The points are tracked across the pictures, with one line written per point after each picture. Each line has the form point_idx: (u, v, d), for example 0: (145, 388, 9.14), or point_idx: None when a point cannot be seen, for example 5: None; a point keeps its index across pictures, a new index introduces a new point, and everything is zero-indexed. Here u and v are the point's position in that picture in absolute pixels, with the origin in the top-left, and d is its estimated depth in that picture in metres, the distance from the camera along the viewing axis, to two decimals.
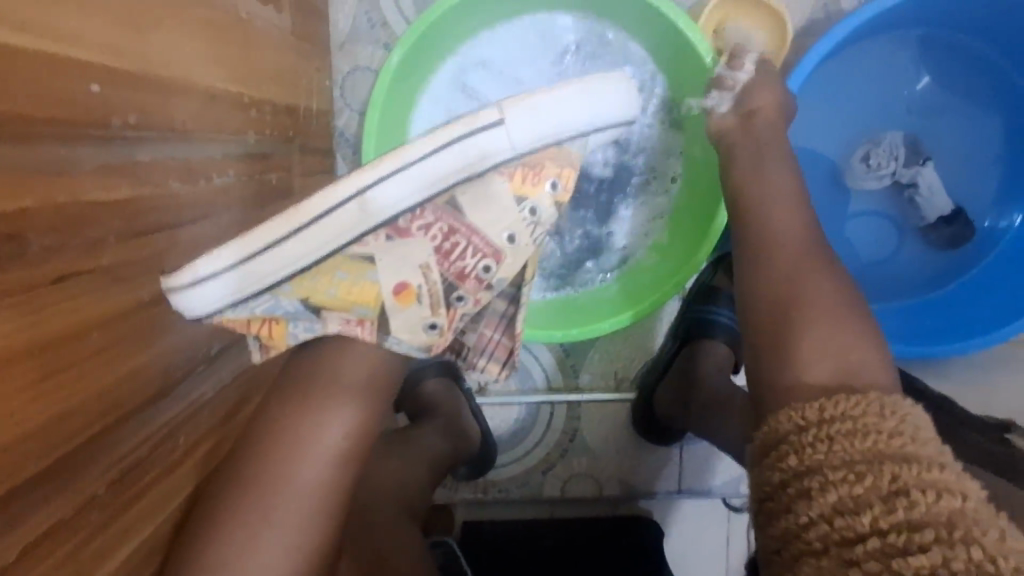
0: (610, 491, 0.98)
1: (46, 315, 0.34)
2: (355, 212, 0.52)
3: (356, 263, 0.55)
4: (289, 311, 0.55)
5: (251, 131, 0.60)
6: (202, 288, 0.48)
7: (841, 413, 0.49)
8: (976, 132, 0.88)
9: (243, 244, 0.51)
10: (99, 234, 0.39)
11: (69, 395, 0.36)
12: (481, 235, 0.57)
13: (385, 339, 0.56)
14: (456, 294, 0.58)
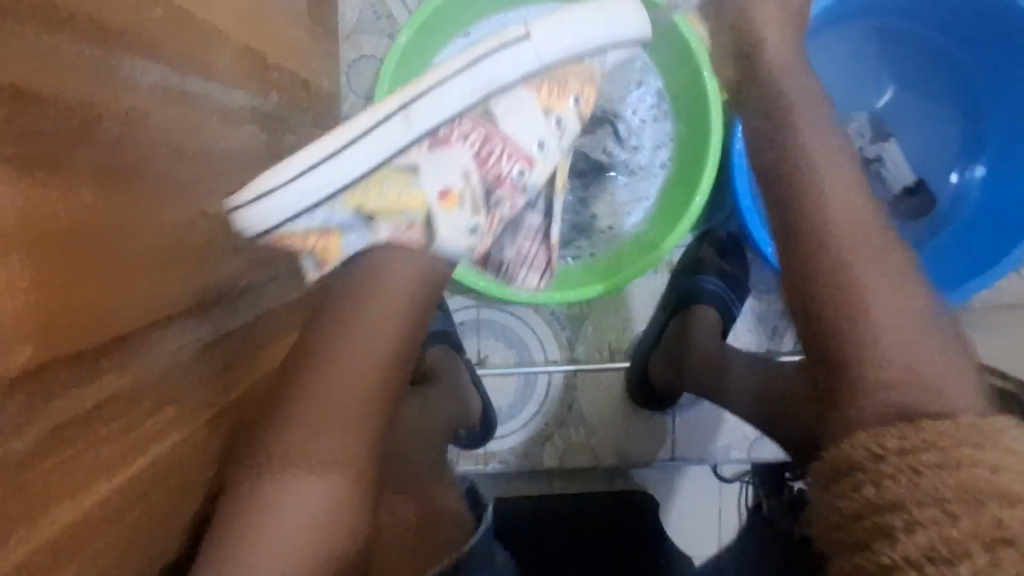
0: (607, 461, 0.99)
1: (76, 210, 0.34)
2: (401, 129, 0.57)
3: (401, 173, 0.59)
4: (342, 223, 0.59)
5: (264, 91, 0.62)
6: (268, 198, 0.54)
7: (928, 445, 0.46)
8: (927, 104, 0.89)
9: (298, 161, 0.56)
10: (128, 147, 0.39)
11: (97, 298, 0.37)
12: (513, 142, 0.62)
13: (431, 244, 0.60)
14: (495, 197, 0.63)
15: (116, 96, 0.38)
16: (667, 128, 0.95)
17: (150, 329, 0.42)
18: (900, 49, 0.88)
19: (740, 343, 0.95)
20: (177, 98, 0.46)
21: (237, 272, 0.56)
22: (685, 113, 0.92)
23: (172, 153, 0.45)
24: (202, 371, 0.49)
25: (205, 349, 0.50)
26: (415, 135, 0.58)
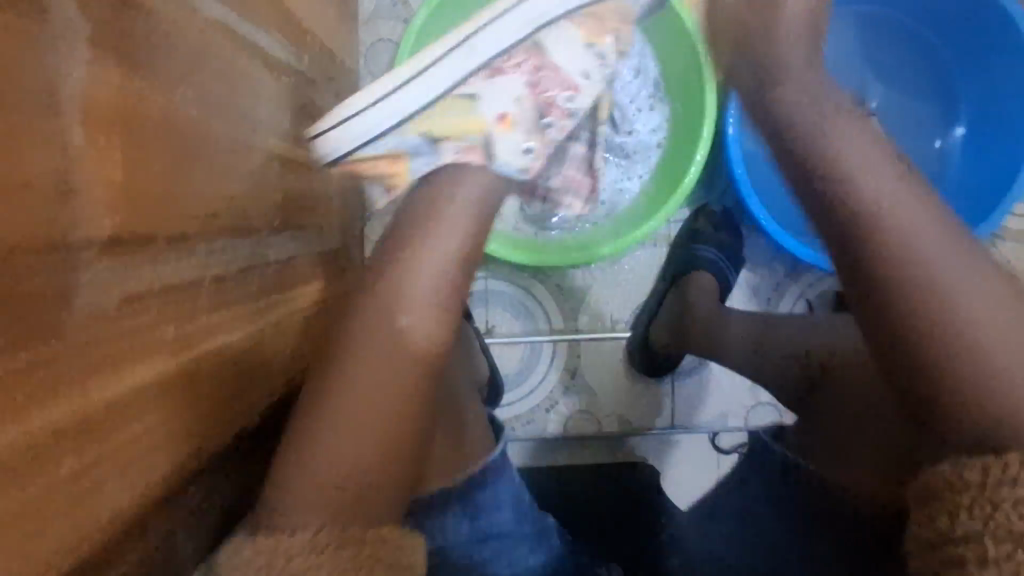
0: (609, 428, 1.03)
1: (119, 119, 0.36)
2: (461, 60, 0.64)
3: (463, 101, 0.68)
4: (414, 147, 0.68)
5: (290, 52, 0.65)
6: (344, 126, 0.64)
7: (1015, 478, 0.42)
8: (905, 83, 1.01)
9: (372, 91, 0.64)
10: (166, 72, 0.41)
11: (138, 207, 0.38)
12: (558, 73, 0.75)
13: (493, 161, 0.68)
14: (546, 120, 0.75)
15: (164, 26, 0.41)
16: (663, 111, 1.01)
17: (201, 236, 0.46)
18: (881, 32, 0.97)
19: (738, 302, 1.01)
20: (211, 41, 0.48)
21: (270, 212, 0.60)
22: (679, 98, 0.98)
23: (218, 84, 0.49)
24: (243, 292, 0.53)
25: (244, 272, 0.53)
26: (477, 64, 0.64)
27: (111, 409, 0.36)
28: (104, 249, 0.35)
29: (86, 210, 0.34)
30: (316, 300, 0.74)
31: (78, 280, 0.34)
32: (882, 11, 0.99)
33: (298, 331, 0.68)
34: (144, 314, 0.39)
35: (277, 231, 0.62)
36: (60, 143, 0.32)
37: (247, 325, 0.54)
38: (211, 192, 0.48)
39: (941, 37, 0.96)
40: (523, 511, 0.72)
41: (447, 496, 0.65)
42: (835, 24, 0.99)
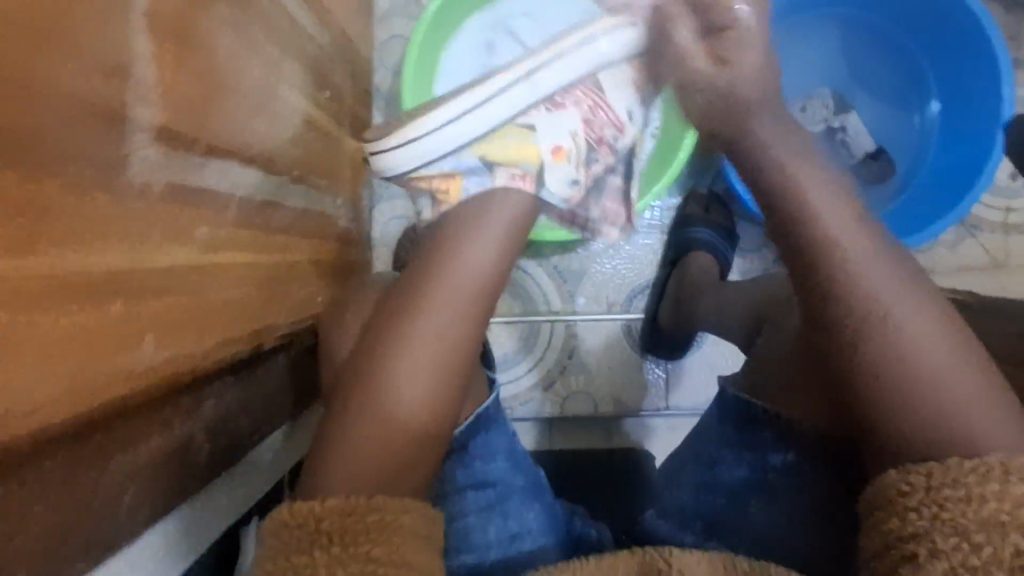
0: (605, 409, 1.06)
1: (153, 48, 0.40)
2: (520, 92, 0.60)
3: (521, 131, 0.62)
4: (465, 167, 0.63)
5: (309, 28, 0.69)
6: (411, 145, 0.60)
7: (954, 480, 0.42)
8: (881, 75, 1.00)
9: (439, 113, 0.59)
10: (195, 19, 0.45)
11: (168, 131, 0.42)
12: (612, 110, 0.66)
13: (541, 190, 0.65)
14: (591, 155, 0.67)
15: None
16: None
17: (232, 158, 0.52)
18: (855, 37, 0.99)
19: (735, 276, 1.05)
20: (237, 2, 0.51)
21: (291, 162, 0.66)
22: None
23: (255, 30, 0.55)
24: (263, 223, 0.58)
25: (264, 206, 0.59)
26: (536, 98, 0.60)
27: (164, 279, 0.41)
28: (136, 159, 0.38)
29: (147, 96, 0.39)
30: (328, 258, 0.78)
31: (139, 154, 0.39)
32: (854, 12, 0.97)
33: (313, 279, 0.72)
34: (184, 207, 0.44)
35: (297, 180, 0.68)
36: (133, 31, 0.38)
37: (266, 252, 0.59)
38: (244, 124, 0.54)
39: (905, 32, 0.96)
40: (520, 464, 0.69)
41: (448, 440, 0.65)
42: (812, 24, 0.99)
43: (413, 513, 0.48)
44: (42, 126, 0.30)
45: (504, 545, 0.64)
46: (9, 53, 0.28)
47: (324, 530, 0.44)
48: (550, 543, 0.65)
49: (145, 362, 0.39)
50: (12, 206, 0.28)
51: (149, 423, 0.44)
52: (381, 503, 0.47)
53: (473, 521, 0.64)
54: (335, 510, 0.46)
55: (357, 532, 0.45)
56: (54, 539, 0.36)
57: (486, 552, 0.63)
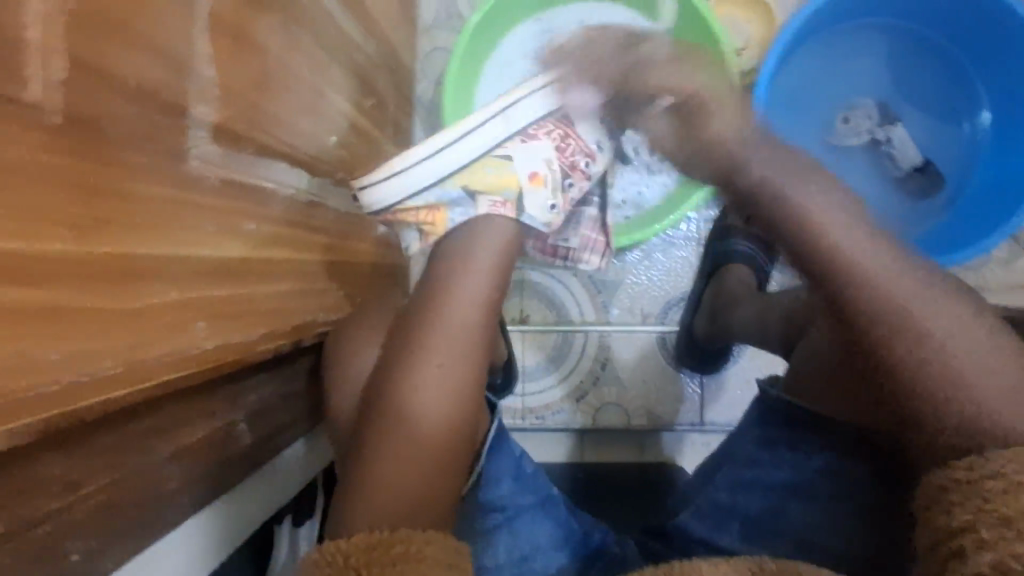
0: (637, 422, 1.05)
1: (213, 49, 0.42)
2: (498, 123, 0.63)
3: (498, 161, 0.64)
4: (449, 198, 0.64)
5: (356, 38, 0.72)
6: (397, 178, 0.62)
7: (998, 472, 0.42)
8: (930, 85, 0.97)
9: (423, 148, 0.61)
10: (252, 24, 0.47)
11: (222, 128, 0.43)
12: (581, 138, 0.69)
13: (522, 215, 0.66)
14: (568, 181, 0.69)
15: None
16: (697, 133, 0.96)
17: (281, 157, 0.54)
18: (900, 46, 0.97)
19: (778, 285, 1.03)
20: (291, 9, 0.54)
21: (336, 165, 0.68)
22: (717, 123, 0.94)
23: (305, 37, 0.57)
24: (308, 221, 0.60)
25: (309, 205, 0.61)
26: (513, 129, 0.63)
27: (214, 267, 0.43)
28: (192, 153, 0.40)
29: (205, 93, 0.41)
30: (368, 261, 0.80)
31: (196, 147, 0.41)
32: (899, 21, 0.95)
33: (352, 279, 0.74)
34: (235, 202, 0.46)
35: (340, 183, 0.70)
36: (195, 30, 0.40)
37: (309, 250, 0.61)
38: (292, 125, 0.56)
39: (956, 42, 0.93)
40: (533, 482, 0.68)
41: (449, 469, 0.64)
42: (856, 34, 0.96)
43: (436, 544, 0.47)
44: (111, 115, 0.32)
45: (515, 564, 0.64)
46: (85, 45, 0.30)
47: (352, 566, 0.44)
48: (562, 559, 0.65)
49: (198, 346, 0.41)
50: (76, 188, 0.30)
51: (193, 407, 0.46)
52: (404, 537, 0.47)
53: (484, 543, 0.64)
54: (360, 546, 0.46)
55: (383, 561, 0.45)
56: (108, 512, 0.38)
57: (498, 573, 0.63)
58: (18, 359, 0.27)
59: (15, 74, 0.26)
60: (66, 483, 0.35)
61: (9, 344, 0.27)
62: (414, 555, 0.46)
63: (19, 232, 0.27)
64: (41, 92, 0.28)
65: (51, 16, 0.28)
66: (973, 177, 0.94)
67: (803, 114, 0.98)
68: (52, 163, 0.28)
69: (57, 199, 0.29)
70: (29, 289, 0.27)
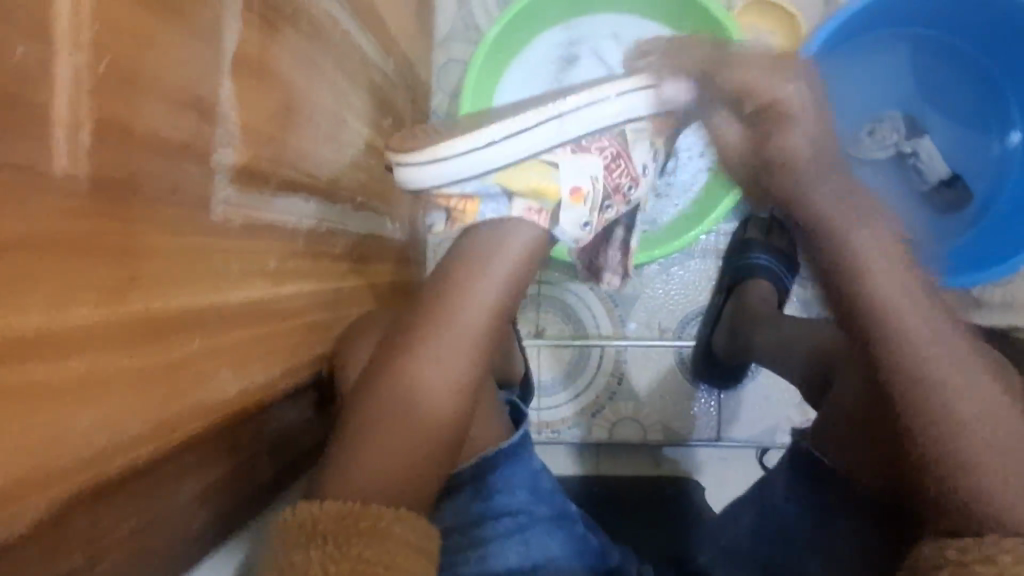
0: (654, 437, 1.04)
1: (235, 91, 0.41)
2: (551, 130, 0.60)
3: (544, 166, 0.62)
4: (486, 191, 0.62)
5: (374, 58, 0.71)
6: (437, 163, 0.61)
7: (986, 555, 0.42)
8: (960, 97, 0.95)
9: (476, 137, 0.60)
10: (272, 62, 0.46)
11: (245, 168, 0.43)
12: (632, 161, 0.67)
13: (555, 227, 0.65)
14: (606, 203, 0.67)
15: (276, 18, 0.46)
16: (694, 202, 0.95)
17: (303, 190, 0.53)
18: (930, 58, 0.94)
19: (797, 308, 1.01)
20: (312, 39, 0.53)
21: (354, 189, 0.67)
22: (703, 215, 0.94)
23: (326, 64, 0.57)
24: (329, 248, 0.60)
25: (330, 233, 0.60)
26: (568, 140, 0.61)
27: (240, 310, 0.43)
28: (215, 198, 0.40)
29: (230, 135, 0.41)
30: (387, 280, 0.80)
31: (221, 192, 0.40)
32: (927, 32, 0.92)
33: (373, 301, 0.74)
34: (257, 240, 0.45)
35: (359, 207, 0.69)
36: (218, 73, 0.39)
37: (330, 278, 0.60)
38: (314, 155, 0.55)
39: (987, 53, 0.91)
40: (544, 495, 0.68)
41: (449, 483, 0.63)
42: (882, 46, 0.94)
43: (405, 521, 0.46)
44: (139, 171, 0.32)
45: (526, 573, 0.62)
46: (109, 105, 0.29)
47: (321, 531, 0.44)
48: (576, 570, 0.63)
49: (221, 393, 0.41)
50: (106, 253, 0.30)
51: (218, 446, 0.45)
52: (377, 510, 0.47)
53: (493, 548, 0.63)
54: (330, 513, 0.45)
55: (349, 535, 0.44)
56: (136, 564, 0.38)
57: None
58: (51, 433, 0.27)
59: (40, 145, 0.26)
60: (94, 539, 0.34)
61: (39, 418, 0.27)
62: (379, 531, 0.45)
63: (50, 304, 0.26)
64: (69, 159, 0.27)
65: (77, 83, 0.27)
66: (1002, 192, 0.92)
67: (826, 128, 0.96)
68: (84, 228, 0.28)
69: (88, 266, 0.29)
70: (56, 363, 0.27)
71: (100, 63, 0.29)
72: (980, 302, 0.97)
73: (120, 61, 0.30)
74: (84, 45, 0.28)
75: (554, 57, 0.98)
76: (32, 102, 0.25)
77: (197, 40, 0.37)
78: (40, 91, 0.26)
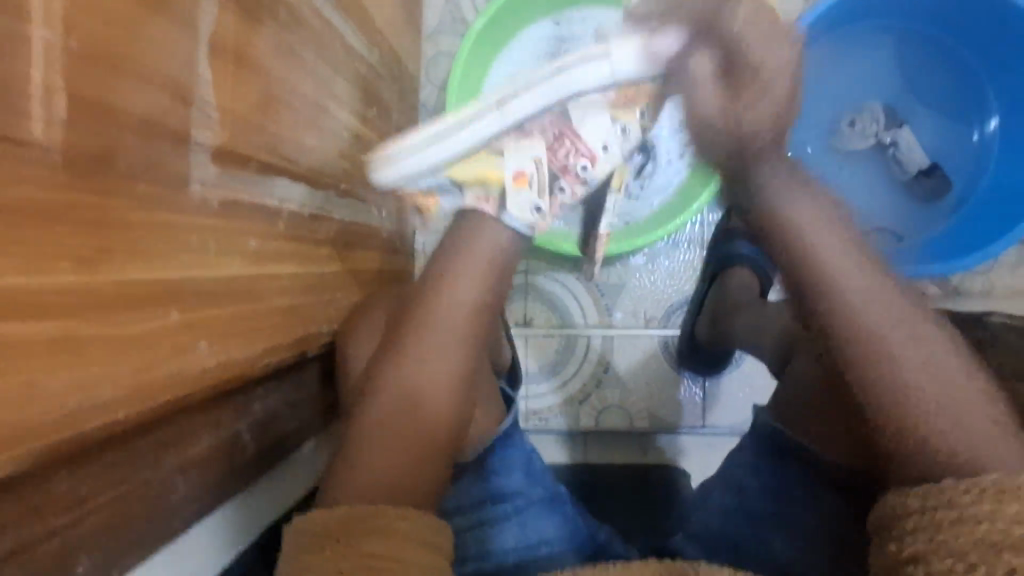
0: (640, 424, 1.05)
1: (213, 75, 0.43)
2: (548, 87, 0.59)
3: (489, 154, 0.62)
4: (437, 186, 0.64)
5: (358, 49, 0.72)
6: (393, 163, 0.62)
7: (950, 502, 0.43)
8: (936, 87, 0.96)
9: (423, 133, 0.61)
10: (253, 48, 0.48)
11: (223, 149, 0.44)
12: (583, 139, 0.63)
13: (504, 215, 0.63)
14: (557, 184, 0.64)
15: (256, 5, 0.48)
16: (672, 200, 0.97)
17: (283, 173, 0.55)
18: (907, 47, 0.96)
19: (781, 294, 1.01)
20: (293, 27, 0.54)
21: (339, 176, 0.69)
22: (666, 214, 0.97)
23: (308, 53, 0.58)
24: (311, 233, 0.61)
25: (312, 218, 0.62)
26: (508, 126, 0.60)
27: (217, 287, 0.44)
28: (192, 178, 0.41)
29: (207, 117, 0.42)
30: (373, 268, 0.81)
31: (198, 171, 0.42)
32: (904, 23, 0.94)
33: (358, 288, 0.75)
34: (236, 220, 0.47)
35: (343, 194, 0.71)
36: (195, 57, 0.40)
37: (311, 262, 0.62)
38: (295, 141, 0.57)
39: (963, 44, 0.92)
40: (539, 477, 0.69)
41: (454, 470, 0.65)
42: (861, 39, 0.95)
43: (411, 520, 0.48)
44: (112, 148, 0.33)
45: (522, 554, 0.64)
46: (83, 84, 0.31)
47: (334, 535, 0.46)
48: (568, 552, 0.64)
49: (200, 365, 0.42)
50: (80, 223, 0.31)
51: (196, 421, 0.47)
52: (381, 513, 0.48)
53: (493, 530, 0.65)
54: (334, 516, 0.47)
55: (356, 533, 0.46)
56: (116, 528, 0.40)
57: (504, 557, 0.64)
58: (25, 392, 0.29)
59: (18, 118, 0.28)
60: (75, 500, 0.36)
61: (17, 374, 0.28)
62: (387, 529, 0.47)
63: (26, 268, 0.28)
64: (44, 129, 0.29)
65: (52, 58, 0.29)
66: (981, 181, 0.94)
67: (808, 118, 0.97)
68: (57, 199, 0.30)
69: (61, 235, 0.30)
70: (29, 323, 0.29)
71: (74, 42, 0.30)
72: (959, 291, 0.98)
73: (94, 42, 0.31)
74: (56, 23, 0.29)
75: (540, 50, 0.99)
76: (4, 77, 0.27)
77: (172, 24, 0.38)
78: (11, 67, 0.27)
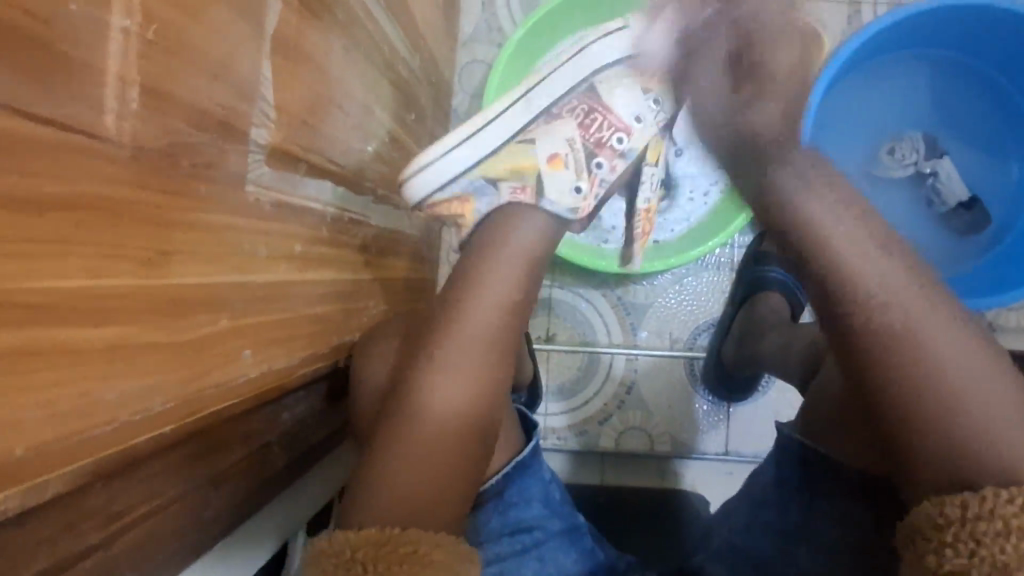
0: (660, 448, 1.03)
1: (274, 72, 0.41)
2: (569, 71, 0.61)
3: (520, 145, 0.61)
4: (474, 189, 0.61)
5: (402, 52, 0.70)
6: (421, 173, 0.61)
7: (991, 512, 0.39)
8: (976, 118, 0.95)
9: (447, 140, 0.61)
10: (312, 45, 0.46)
11: (278, 150, 0.42)
12: (615, 111, 0.62)
13: (542, 201, 0.61)
14: (593, 162, 0.62)
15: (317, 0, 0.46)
16: (699, 228, 0.94)
17: (328, 175, 0.53)
18: (947, 77, 0.95)
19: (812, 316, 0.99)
20: (348, 25, 0.52)
21: (376, 181, 0.67)
22: (700, 232, 0.93)
23: (360, 55, 0.57)
24: (351, 239, 0.59)
25: (352, 223, 0.60)
26: (534, 113, 0.61)
27: (264, 293, 0.42)
28: (248, 180, 0.39)
29: (265, 117, 0.40)
30: (405, 276, 0.79)
31: (254, 172, 0.40)
32: (943, 53, 0.93)
33: (389, 295, 0.73)
34: (285, 223, 0.45)
35: (380, 200, 0.69)
36: (260, 53, 0.39)
37: (348, 268, 0.59)
38: (341, 142, 0.55)
39: (1006, 74, 0.91)
40: (555, 504, 0.64)
41: (476, 499, 0.59)
42: (900, 67, 0.94)
43: (444, 548, 0.46)
44: (179, 144, 0.32)
45: None
46: (152, 73, 0.29)
47: (358, 560, 0.43)
48: None
49: (244, 374, 0.40)
50: (139, 222, 0.30)
51: (234, 432, 0.45)
52: (414, 534, 0.46)
53: (510, 566, 0.59)
54: (368, 540, 0.44)
55: (390, 561, 0.43)
56: (146, 545, 0.37)
57: None
58: (80, 402, 0.27)
59: (90, 106, 0.26)
60: (109, 516, 0.34)
61: (68, 384, 0.26)
62: (421, 559, 0.44)
63: (88, 269, 0.27)
64: (115, 122, 0.27)
65: (128, 46, 0.27)
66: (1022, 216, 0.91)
67: (844, 146, 0.96)
68: (121, 196, 0.28)
69: (121, 234, 0.28)
70: (83, 328, 0.26)
71: (148, 30, 0.28)
72: (994, 326, 0.96)
73: (166, 31, 0.30)
74: (135, 10, 0.27)
75: None
76: (80, 65, 0.25)
77: (242, 17, 0.36)
78: (87, 51, 0.25)
